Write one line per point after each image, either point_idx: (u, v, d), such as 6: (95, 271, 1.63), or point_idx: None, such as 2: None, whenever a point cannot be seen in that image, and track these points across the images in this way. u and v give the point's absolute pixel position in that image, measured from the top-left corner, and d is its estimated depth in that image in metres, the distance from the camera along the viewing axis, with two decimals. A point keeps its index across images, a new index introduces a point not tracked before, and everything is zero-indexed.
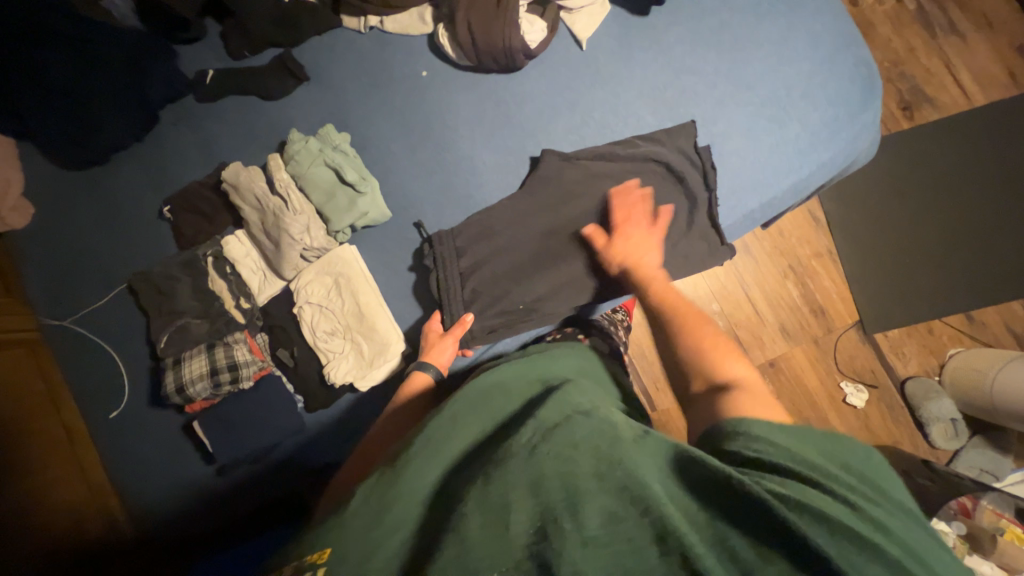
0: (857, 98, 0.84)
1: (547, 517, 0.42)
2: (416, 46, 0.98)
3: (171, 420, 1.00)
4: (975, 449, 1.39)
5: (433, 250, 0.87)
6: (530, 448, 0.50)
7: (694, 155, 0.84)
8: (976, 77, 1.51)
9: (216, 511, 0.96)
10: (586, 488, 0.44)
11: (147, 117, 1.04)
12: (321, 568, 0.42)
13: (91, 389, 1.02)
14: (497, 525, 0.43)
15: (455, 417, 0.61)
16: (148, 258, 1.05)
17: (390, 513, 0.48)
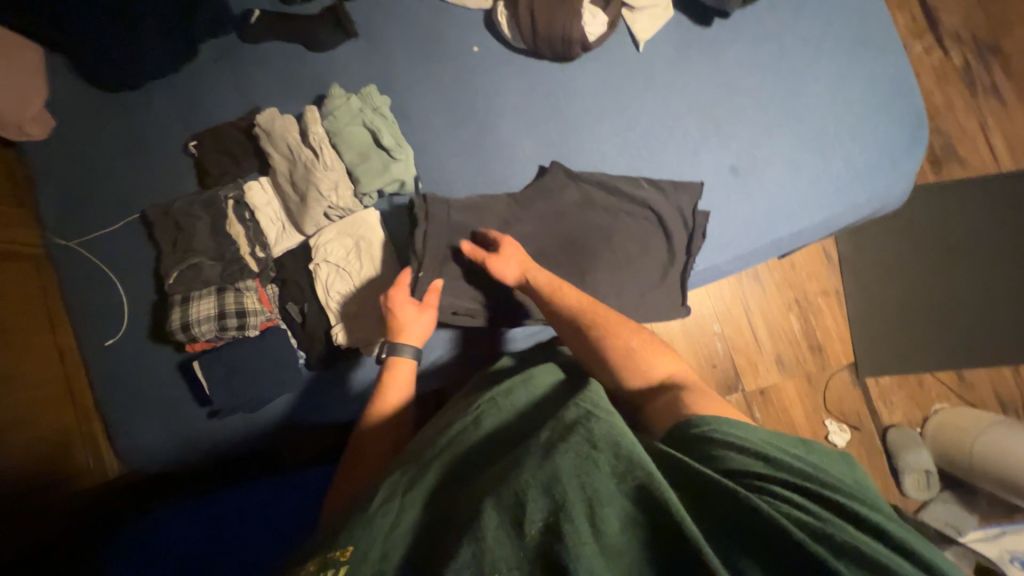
0: (901, 144, 0.84)
1: (562, 514, 0.44)
2: (471, 21, 0.96)
3: (169, 357, 0.99)
4: (943, 504, 1.45)
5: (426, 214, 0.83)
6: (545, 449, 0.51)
7: (690, 216, 0.85)
8: (1009, 142, 1.52)
9: (204, 453, 0.96)
10: (600, 490, 0.46)
11: (188, 49, 1.02)
12: (344, 566, 0.46)
13: (89, 314, 1.00)
14: (513, 521, 0.45)
15: (473, 422, 0.64)
16: (167, 191, 1.03)
17: (407, 517, 0.51)
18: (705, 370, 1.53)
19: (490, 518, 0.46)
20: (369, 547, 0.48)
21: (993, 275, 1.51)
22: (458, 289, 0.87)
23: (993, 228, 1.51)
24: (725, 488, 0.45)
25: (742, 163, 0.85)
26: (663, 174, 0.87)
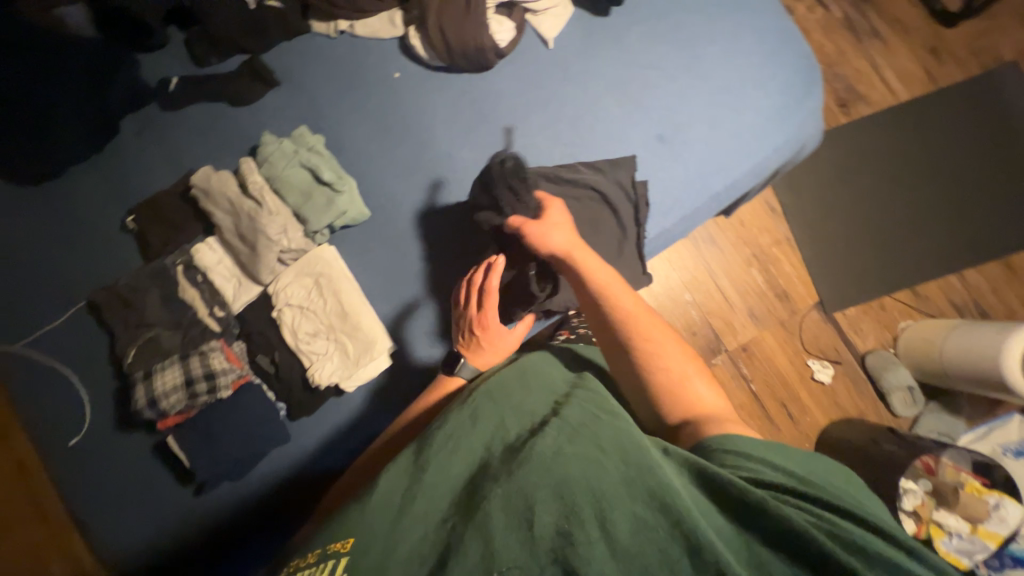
0: (801, 86, 0.92)
1: (572, 519, 0.51)
2: (387, 50, 1.00)
3: (142, 441, 0.94)
4: (932, 414, 1.51)
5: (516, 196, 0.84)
6: (554, 449, 0.58)
7: (631, 190, 0.88)
8: (901, 74, 1.67)
9: (195, 534, 0.90)
10: (609, 495, 0.52)
11: (109, 125, 1.01)
12: (344, 555, 0.56)
13: (44, 417, 0.94)
14: (521, 529, 0.52)
15: (477, 416, 0.71)
16: (112, 272, 1.00)
17: (414, 506, 0.60)
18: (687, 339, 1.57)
19: (500, 518, 0.53)
20: (371, 542, 0.57)
21: (920, 194, 1.62)
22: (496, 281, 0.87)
23: (908, 151, 1.63)
24: (722, 477, 0.53)
25: (667, 130, 0.91)
26: (597, 156, 0.92)
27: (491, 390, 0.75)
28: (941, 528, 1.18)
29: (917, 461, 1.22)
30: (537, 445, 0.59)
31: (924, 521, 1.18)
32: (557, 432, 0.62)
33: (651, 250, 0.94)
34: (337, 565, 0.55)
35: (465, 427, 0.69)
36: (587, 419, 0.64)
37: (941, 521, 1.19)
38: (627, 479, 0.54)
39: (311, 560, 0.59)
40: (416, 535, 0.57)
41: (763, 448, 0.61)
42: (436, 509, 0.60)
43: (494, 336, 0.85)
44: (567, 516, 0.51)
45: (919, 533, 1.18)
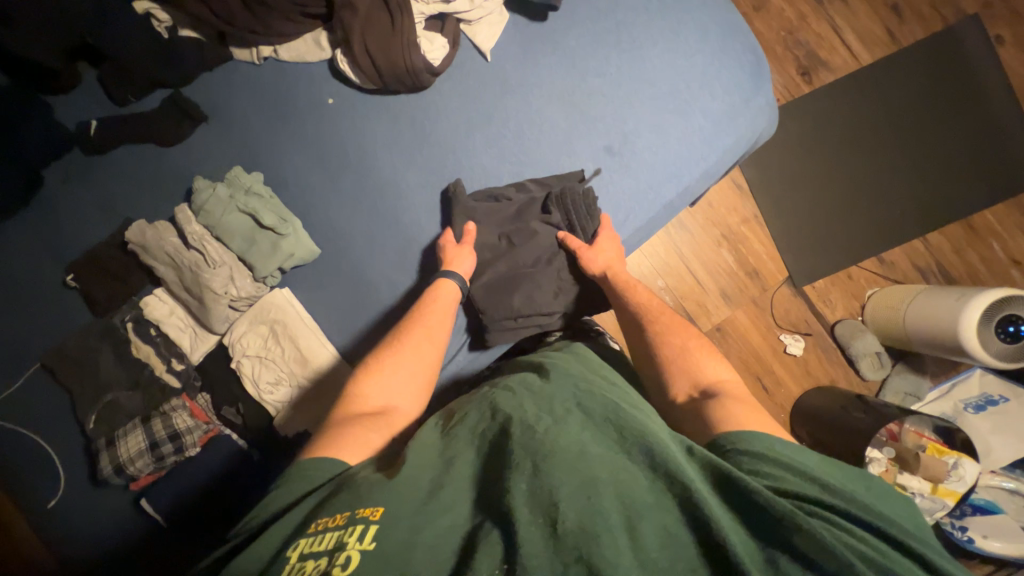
0: (749, 83, 0.89)
1: (598, 521, 0.49)
2: (317, 74, 0.94)
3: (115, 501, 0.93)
4: (900, 375, 1.55)
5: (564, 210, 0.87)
6: (580, 451, 0.55)
7: (584, 207, 0.86)
8: (862, 37, 1.62)
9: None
10: (636, 500, 0.51)
11: (28, 179, 0.94)
12: (376, 524, 0.51)
13: (13, 485, 0.92)
14: (547, 528, 0.50)
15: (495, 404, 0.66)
16: (58, 332, 0.96)
17: (440, 495, 0.56)
18: None
19: (524, 513, 0.51)
20: (395, 522, 0.52)
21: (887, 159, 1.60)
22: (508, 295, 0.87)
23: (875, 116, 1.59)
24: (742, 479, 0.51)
25: (615, 141, 0.88)
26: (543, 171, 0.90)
27: (512, 382, 0.71)
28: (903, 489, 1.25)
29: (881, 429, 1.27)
30: (565, 442, 0.56)
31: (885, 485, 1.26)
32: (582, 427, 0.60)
33: None
34: (367, 531, 0.51)
35: (486, 418, 0.64)
36: (609, 412, 0.62)
37: (906, 485, 1.24)
38: (652, 484, 0.53)
39: (335, 522, 0.52)
40: (446, 519, 0.54)
41: (788, 449, 0.58)
42: (459, 498, 0.57)
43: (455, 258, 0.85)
44: (594, 516, 0.50)
45: None
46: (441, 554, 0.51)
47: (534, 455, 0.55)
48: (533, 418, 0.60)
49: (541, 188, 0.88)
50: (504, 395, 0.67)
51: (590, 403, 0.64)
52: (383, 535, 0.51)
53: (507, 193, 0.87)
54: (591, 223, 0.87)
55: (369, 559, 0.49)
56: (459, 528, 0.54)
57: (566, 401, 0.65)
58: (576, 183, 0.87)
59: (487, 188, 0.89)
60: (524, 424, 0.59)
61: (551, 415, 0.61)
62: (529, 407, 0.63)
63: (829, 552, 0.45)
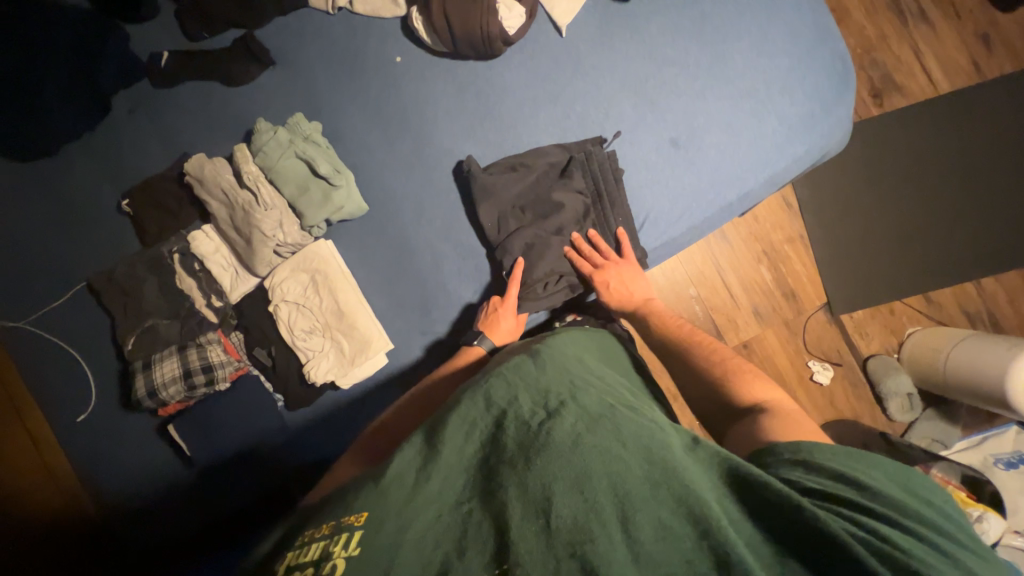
0: (832, 91, 0.85)
1: (593, 520, 0.47)
2: (388, 31, 0.93)
3: (137, 427, 0.94)
4: (928, 421, 1.51)
5: (586, 167, 0.85)
6: (573, 441, 0.53)
7: (606, 166, 0.85)
8: (942, 65, 1.56)
9: (187, 515, 0.90)
10: (634, 495, 0.49)
11: (98, 104, 0.97)
12: (360, 532, 0.50)
13: (48, 393, 0.95)
14: (540, 519, 0.48)
15: (487, 394, 0.62)
16: (107, 255, 0.98)
17: (429, 485, 0.54)
18: None
19: (515, 510, 0.49)
20: (384, 516, 0.51)
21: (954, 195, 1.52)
22: (532, 260, 0.86)
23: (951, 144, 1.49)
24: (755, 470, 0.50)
25: (681, 134, 0.85)
26: (582, 132, 0.88)
27: (506, 366, 0.67)
28: None
29: None
30: (555, 430, 0.54)
31: None
32: (574, 413, 0.57)
33: (656, 260, 0.91)
34: (352, 537, 0.50)
35: (479, 408, 0.61)
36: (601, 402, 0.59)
37: None
38: (651, 480, 0.50)
39: (324, 531, 0.52)
40: (432, 511, 0.52)
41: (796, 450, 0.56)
42: (449, 487, 0.54)
43: (497, 317, 0.84)
44: (588, 514, 0.48)
45: None
46: (429, 550, 0.49)
47: (526, 448, 0.53)
48: (528, 409, 0.58)
49: (562, 153, 0.87)
50: (498, 382, 0.63)
51: (584, 395, 0.61)
52: (366, 539, 0.49)
53: (529, 161, 0.86)
54: (614, 187, 0.85)
55: (354, 564, 0.47)
56: (445, 518, 0.52)
57: (560, 393, 0.61)
58: (595, 144, 0.85)
59: (517, 154, 0.88)
60: (518, 419, 0.57)
61: (547, 405, 0.59)
62: (523, 398, 0.60)
63: (851, 551, 0.43)
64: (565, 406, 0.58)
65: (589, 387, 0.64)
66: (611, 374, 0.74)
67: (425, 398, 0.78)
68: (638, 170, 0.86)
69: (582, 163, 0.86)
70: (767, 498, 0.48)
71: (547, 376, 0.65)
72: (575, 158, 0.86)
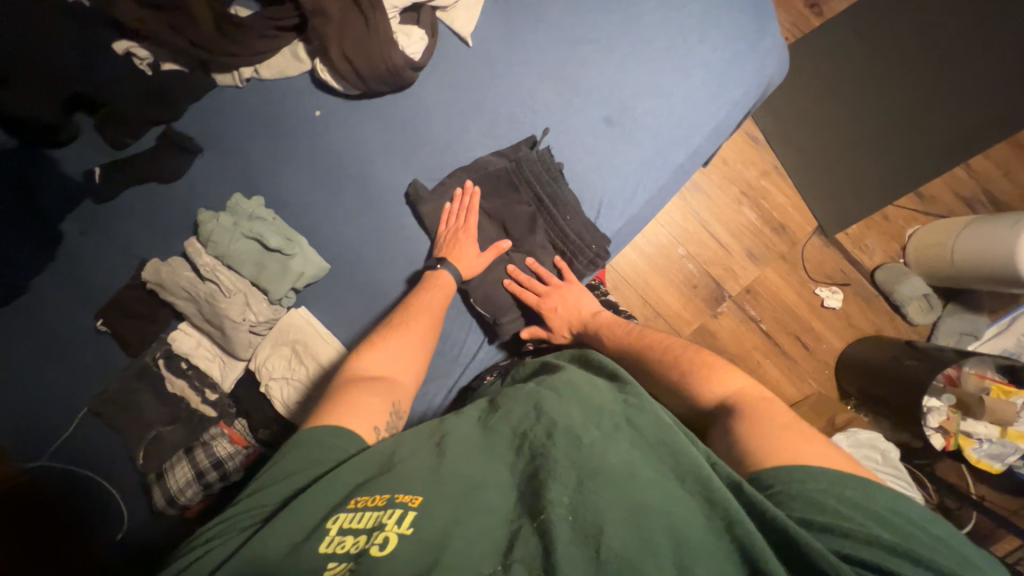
0: (750, 28, 0.83)
1: (646, 558, 0.46)
2: (302, 88, 0.93)
3: (159, 536, 0.93)
4: (952, 317, 1.46)
5: (527, 174, 0.83)
6: (629, 470, 0.53)
7: (547, 168, 0.83)
8: None
9: None
10: (691, 539, 0.48)
11: (50, 235, 0.98)
12: (414, 507, 0.52)
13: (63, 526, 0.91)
14: (590, 547, 0.48)
15: (538, 407, 0.62)
16: (95, 377, 0.98)
17: (482, 496, 0.54)
18: (688, 294, 1.53)
19: (563, 531, 0.49)
20: (436, 509, 0.52)
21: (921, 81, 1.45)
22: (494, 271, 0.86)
23: None
24: (805, 538, 0.45)
25: (613, 111, 0.83)
26: (516, 134, 0.86)
27: (558, 381, 0.68)
28: (969, 437, 1.18)
29: (938, 375, 1.23)
30: (610, 458, 0.54)
31: (950, 434, 1.19)
32: (629, 443, 0.57)
33: (625, 240, 0.88)
34: (404, 515, 0.51)
35: (530, 419, 0.62)
36: (664, 431, 0.57)
37: (972, 431, 1.19)
38: (710, 525, 0.49)
39: (376, 502, 0.53)
40: (485, 519, 0.52)
41: (843, 485, 0.50)
42: (503, 505, 0.54)
43: (459, 246, 0.83)
44: (638, 546, 0.47)
45: (948, 446, 1.19)
46: (478, 555, 0.49)
47: (580, 471, 0.53)
48: (580, 427, 0.58)
49: (500, 162, 0.84)
50: (549, 397, 0.64)
51: (642, 419, 0.59)
52: (420, 521, 0.51)
53: (468, 178, 0.84)
54: (553, 183, 0.83)
55: (408, 544, 0.49)
56: (497, 532, 0.51)
57: (615, 417, 0.61)
58: (528, 148, 0.83)
59: (455, 169, 0.87)
60: (570, 436, 0.57)
61: (601, 427, 0.59)
62: (576, 414, 0.60)
63: None
64: (621, 430, 0.58)
65: (649, 408, 0.61)
66: None
67: (402, 320, 0.77)
68: (581, 158, 0.84)
69: (524, 170, 0.84)
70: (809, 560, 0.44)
71: (597, 391, 0.66)
72: (514, 169, 0.84)
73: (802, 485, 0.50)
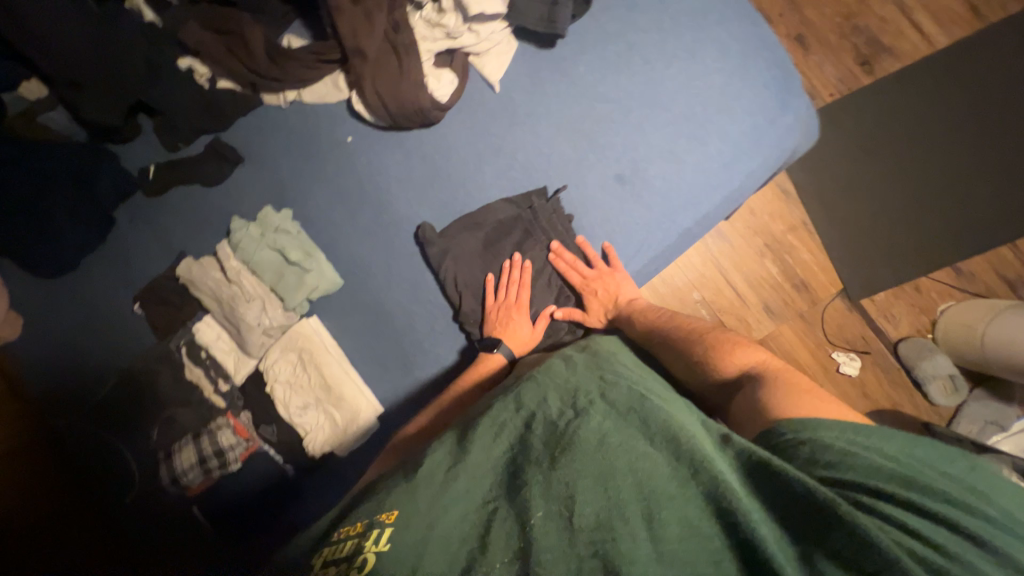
0: (774, 103, 0.83)
1: (615, 516, 0.48)
2: (337, 113, 0.99)
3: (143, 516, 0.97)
4: (977, 402, 1.38)
5: (534, 219, 0.87)
6: (599, 438, 0.54)
7: (553, 218, 0.86)
8: (935, 18, 1.48)
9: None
10: (659, 490, 0.49)
11: (104, 222, 1.08)
12: (392, 518, 0.52)
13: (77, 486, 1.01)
14: (564, 517, 0.49)
15: (517, 399, 0.65)
16: (123, 354, 1.08)
17: (458, 482, 0.55)
18: None
19: (539, 505, 0.50)
20: (412, 514, 0.52)
21: None
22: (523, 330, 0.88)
23: None
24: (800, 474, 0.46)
25: (625, 169, 0.85)
26: (529, 180, 0.89)
27: (538, 372, 0.70)
28: None
29: None
30: (581, 431, 0.56)
31: None
32: (600, 412, 0.59)
33: None
34: (381, 533, 0.51)
35: (509, 410, 0.64)
36: (634, 397, 0.60)
37: None
38: (677, 476, 0.50)
39: (356, 529, 0.53)
40: (460, 510, 0.53)
41: (823, 427, 0.53)
42: (475, 488, 0.55)
43: (512, 325, 0.85)
44: (611, 512, 0.48)
45: None
46: (455, 547, 0.51)
47: (553, 448, 0.55)
48: (555, 412, 0.60)
49: (510, 208, 0.88)
50: (527, 387, 0.66)
51: (614, 392, 0.62)
52: (396, 536, 0.50)
53: (479, 219, 0.88)
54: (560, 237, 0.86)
55: (386, 560, 0.49)
56: (474, 517, 0.53)
57: (589, 393, 0.63)
58: (539, 199, 0.87)
59: (468, 212, 0.91)
60: (545, 420, 0.59)
61: (574, 405, 0.61)
62: (552, 400, 0.62)
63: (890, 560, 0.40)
64: (593, 403, 0.60)
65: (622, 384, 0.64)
66: (642, 372, 0.71)
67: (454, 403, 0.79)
68: (589, 211, 0.86)
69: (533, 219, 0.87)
70: (790, 490, 0.46)
71: (576, 376, 0.67)
72: (527, 216, 0.87)
73: (817, 433, 0.52)
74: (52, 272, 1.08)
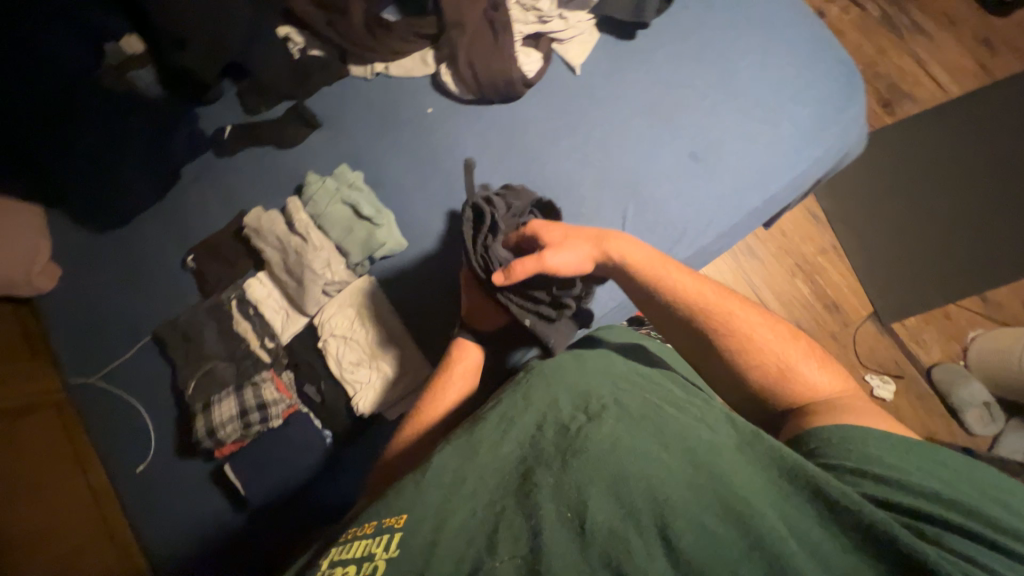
0: (838, 96, 0.91)
1: (631, 529, 0.44)
2: (420, 87, 1.05)
3: (190, 469, 0.95)
4: (1015, 433, 1.36)
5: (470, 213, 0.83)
6: (611, 442, 0.53)
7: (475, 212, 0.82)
8: (949, 71, 1.64)
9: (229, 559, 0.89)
10: (674, 499, 0.45)
11: (170, 177, 1.09)
12: (399, 530, 0.47)
13: (118, 439, 0.97)
14: (574, 521, 0.45)
15: (528, 396, 0.64)
16: (168, 307, 1.05)
17: (464, 484, 0.52)
18: None
19: (549, 509, 0.47)
20: (423, 517, 0.48)
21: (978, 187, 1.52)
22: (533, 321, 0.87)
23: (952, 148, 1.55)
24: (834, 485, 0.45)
25: (699, 146, 0.90)
26: (604, 153, 0.93)
27: (547, 368, 0.70)
28: None
29: None
30: (594, 435, 0.54)
31: None
32: (612, 418, 0.57)
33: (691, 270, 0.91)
34: (391, 538, 0.46)
35: (518, 408, 0.62)
36: (648, 410, 0.59)
37: None
38: (693, 485, 0.47)
39: (365, 531, 0.49)
40: (459, 518, 0.48)
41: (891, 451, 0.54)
42: (481, 490, 0.52)
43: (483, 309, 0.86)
44: (625, 517, 0.45)
45: None
46: (462, 548, 0.45)
47: (564, 451, 0.53)
48: (567, 415, 0.59)
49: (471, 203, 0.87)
50: (536, 389, 0.65)
51: (629, 400, 0.61)
52: (405, 539, 0.46)
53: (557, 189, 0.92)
54: (470, 235, 0.80)
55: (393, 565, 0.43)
56: (481, 514, 0.49)
57: (603, 399, 0.61)
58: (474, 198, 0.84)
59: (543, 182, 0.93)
60: (558, 423, 0.58)
61: (587, 410, 0.59)
62: (564, 402, 0.61)
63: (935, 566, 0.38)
64: (607, 409, 0.59)
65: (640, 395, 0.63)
66: (661, 378, 0.69)
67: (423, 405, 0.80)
68: (662, 184, 0.90)
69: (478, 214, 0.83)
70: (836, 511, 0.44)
71: (585, 377, 0.67)
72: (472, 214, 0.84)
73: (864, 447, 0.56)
74: (113, 224, 1.08)
